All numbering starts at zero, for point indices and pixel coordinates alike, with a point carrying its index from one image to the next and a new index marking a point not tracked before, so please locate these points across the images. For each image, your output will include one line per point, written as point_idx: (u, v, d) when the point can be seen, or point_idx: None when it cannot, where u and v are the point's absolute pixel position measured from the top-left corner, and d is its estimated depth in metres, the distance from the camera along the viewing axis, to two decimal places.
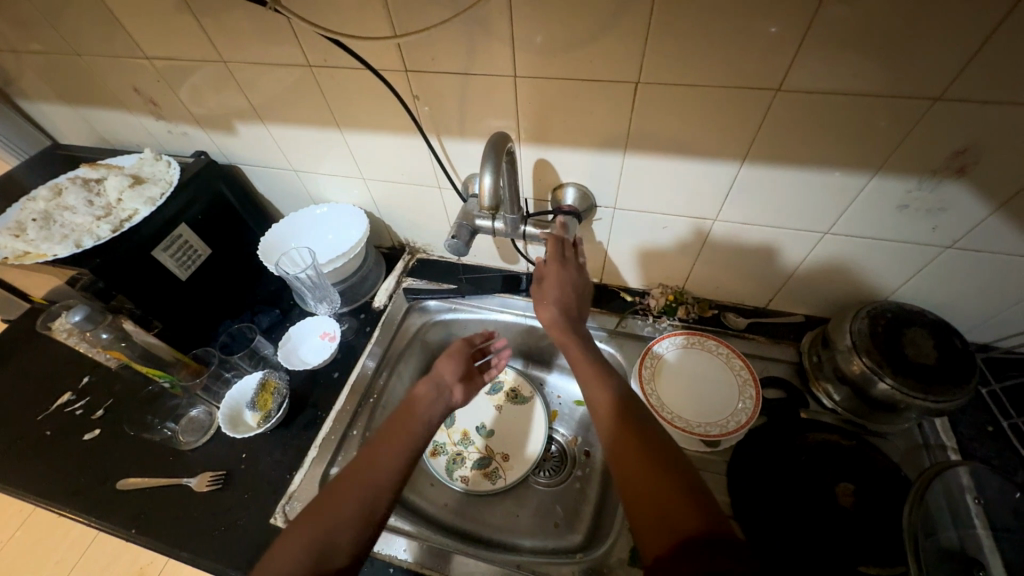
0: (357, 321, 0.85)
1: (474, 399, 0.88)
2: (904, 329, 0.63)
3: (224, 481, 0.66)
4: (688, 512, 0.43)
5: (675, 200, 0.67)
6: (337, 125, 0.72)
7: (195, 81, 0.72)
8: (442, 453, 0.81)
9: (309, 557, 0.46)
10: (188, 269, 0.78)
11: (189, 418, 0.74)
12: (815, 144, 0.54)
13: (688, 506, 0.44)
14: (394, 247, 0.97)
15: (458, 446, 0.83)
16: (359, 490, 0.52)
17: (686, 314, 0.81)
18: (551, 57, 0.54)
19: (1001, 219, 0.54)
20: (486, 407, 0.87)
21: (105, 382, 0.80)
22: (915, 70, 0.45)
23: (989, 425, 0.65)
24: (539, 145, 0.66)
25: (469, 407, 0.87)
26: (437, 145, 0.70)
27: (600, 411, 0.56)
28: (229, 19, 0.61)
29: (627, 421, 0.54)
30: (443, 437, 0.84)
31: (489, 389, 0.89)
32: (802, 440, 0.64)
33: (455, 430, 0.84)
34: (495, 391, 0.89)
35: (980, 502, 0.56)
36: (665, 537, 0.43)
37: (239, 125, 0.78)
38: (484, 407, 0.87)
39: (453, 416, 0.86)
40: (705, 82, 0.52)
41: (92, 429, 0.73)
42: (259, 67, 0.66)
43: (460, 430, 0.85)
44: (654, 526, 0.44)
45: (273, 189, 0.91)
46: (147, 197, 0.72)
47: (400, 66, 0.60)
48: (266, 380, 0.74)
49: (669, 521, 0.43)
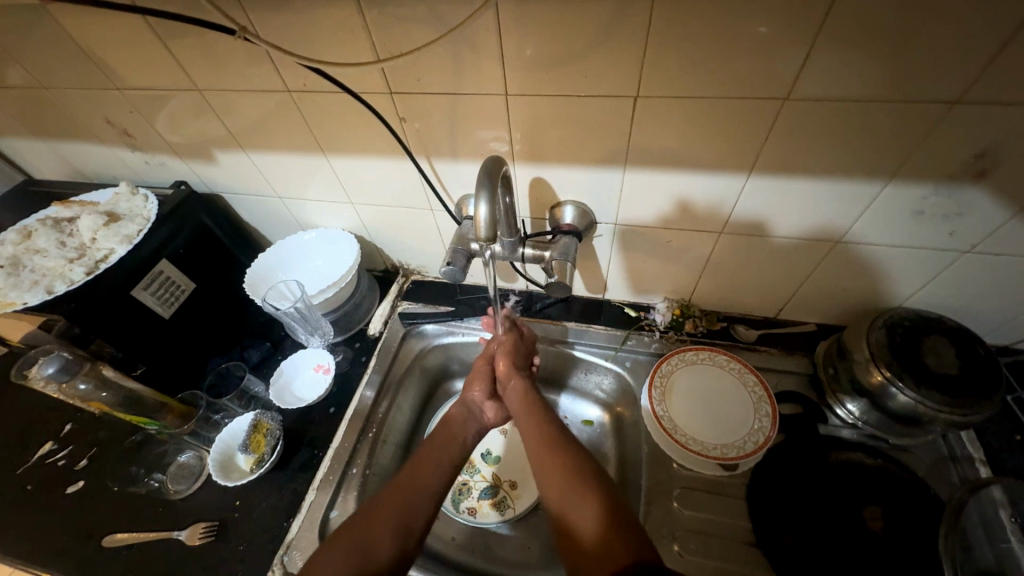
0: (352, 350, 0.82)
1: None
2: (923, 338, 0.60)
3: (217, 532, 0.62)
4: (628, 556, 0.43)
5: (678, 214, 0.64)
6: (321, 151, 0.69)
7: (170, 110, 0.69)
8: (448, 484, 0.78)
9: (353, 560, 0.47)
10: (171, 306, 0.74)
11: (178, 464, 0.70)
12: (827, 152, 0.51)
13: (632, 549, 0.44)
14: (388, 269, 0.94)
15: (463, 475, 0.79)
16: (401, 503, 0.54)
17: (694, 327, 0.78)
18: (543, 73, 0.51)
19: (1022, 221, 0.52)
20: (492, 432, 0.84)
21: (89, 429, 0.76)
22: (932, 73, 0.43)
23: (1016, 434, 0.63)
24: (534, 163, 0.63)
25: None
26: (427, 167, 0.67)
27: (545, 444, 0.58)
28: (202, 46, 0.58)
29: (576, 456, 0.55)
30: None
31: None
32: (824, 460, 0.61)
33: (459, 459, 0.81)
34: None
35: (1017, 518, 0.52)
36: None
37: (219, 153, 0.75)
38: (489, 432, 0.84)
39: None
40: (707, 92, 0.49)
41: (76, 480, 0.70)
42: (236, 94, 0.63)
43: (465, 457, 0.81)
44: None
45: (258, 216, 0.88)
46: (123, 235, 0.68)
47: (384, 89, 0.57)
48: (258, 421, 0.70)
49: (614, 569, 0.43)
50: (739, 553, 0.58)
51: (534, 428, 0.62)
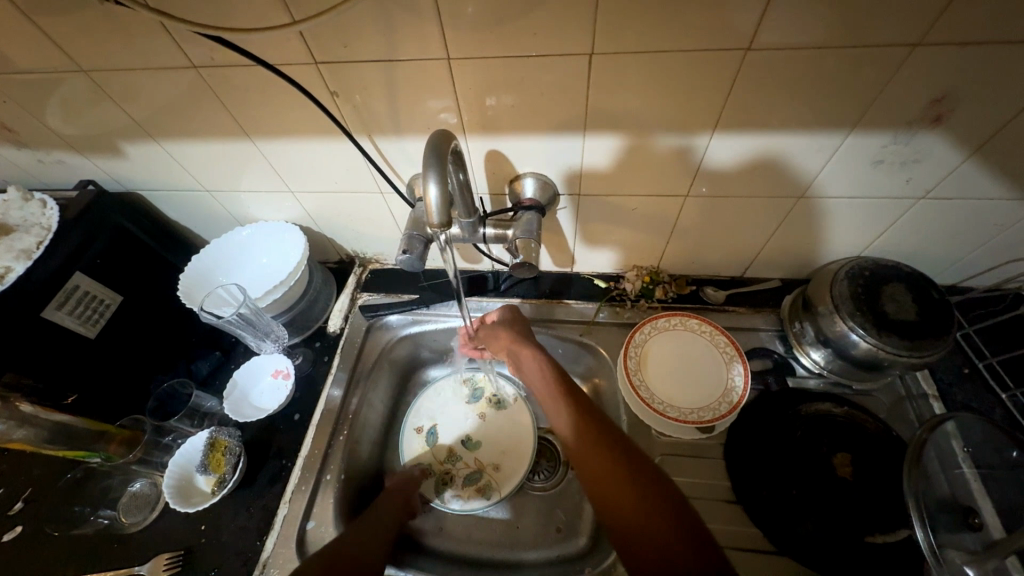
0: (312, 351, 0.77)
1: (453, 410, 0.80)
2: (880, 280, 0.62)
3: (184, 561, 0.58)
4: (630, 475, 0.51)
5: (643, 179, 0.61)
6: (247, 136, 0.61)
7: (56, 99, 0.59)
8: (430, 474, 0.74)
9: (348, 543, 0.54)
10: (97, 325, 0.66)
11: (131, 495, 0.64)
12: (788, 106, 0.50)
13: (633, 472, 0.51)
14: (343, 260, 0.87)
15: (444, 466, 0.75)
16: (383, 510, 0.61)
17: (664, 294, 0.78)
18: (487, 33, 0.46)
19: (974, 164, 0.53)
20: (467, 418, 0.79)
21: (24, 467, 0.69)
22: (893, 16, 0.41)
23: (964, 367, 0.67)
24: (487, 135, 0.58)
25: (452, 420, 0.79)
26: (370, 147, 0.61)
27: (542, 386, 0.63)
28: (78, 21, 0.49)
29: (569, 390, 0.61)
30: (428, 457, 0.76)
31: (469, 397, 0.81)
32: (795, 415, 0.63)
33: (439, 448, 0.77)
34: (476, 399, 0.81)
35: (967, 447, 0.56)
36: (630, 506, 0.49)
37: (126, 145, 0.65)
38: (466, 417, 0.79)
39: (436, 432, 0.78)
40: (665, 47, 0.46)
41: (12, 527, 0.63)
42: (131, 74, 0.54)
43: (445, 446, 0.77)
44: (613, 493, 0.50)
45: (188, 214, 0.79)
46: (19, 250, 0.60)
47: (309, 59, 0.50)
48: (215, 438, 0.65)
49: (622, 484, 0.50)
50: (720, 510, 0.60)
51: (530, 363, 0.65)
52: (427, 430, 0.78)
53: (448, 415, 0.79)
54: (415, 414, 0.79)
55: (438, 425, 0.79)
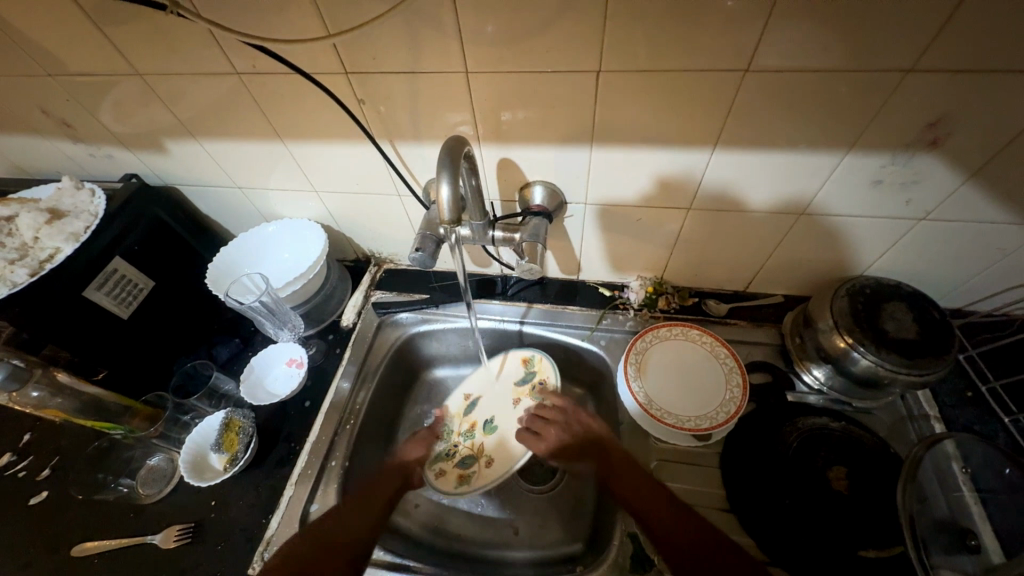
0: (326, 343, 0.80)
1: (498, 388, 0.83)
2: (884, 304, 0.62)
3: (193, 532, 0.61)
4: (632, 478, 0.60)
5: (661, 193, 0.64)
6: (279, 138, 0.66)
7: (111, 99, 0.65)
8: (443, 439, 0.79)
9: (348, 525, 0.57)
10: (130, 306, 0.72)
11: (148, 468, 0.68)
12: (788, 125, 0.52)
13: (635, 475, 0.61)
14: (359, 259, 0.92)
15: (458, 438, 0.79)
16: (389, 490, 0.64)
17: (666, 305, 0.80)
18: (504, 50, 0.50)
19: (973, 187, 0.54)
20: (507, 402, 0.81)
21: (52, 438, 0.74)
22: (885, 43, 0.43)
23: (968, 391, 0.66)
24: (499, 145, 0.61)
25: (496, 397, 0.82)
26: (391, 151, 0.65)
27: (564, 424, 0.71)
28: (141, 30, 0.54)
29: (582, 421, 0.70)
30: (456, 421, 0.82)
31: (519, 379, 0.82)
32: (791, 428, 0.64)
33: (467, 418, 0.81)
34: (524, 382, 0.81)
35: (966, 469, 0.56)
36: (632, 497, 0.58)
37: (169, 142, 0.71)
38: (504, 400, 0.82)
39: (476, 403, 0.83)
40: (667, 67, 0.49)
41: (38, 492, 0.67)
42: (181, 78, 0.59)
43: (472, 419, 0.81)
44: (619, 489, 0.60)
45: (219, 209, 0.84)
46: (69, 232, 0.65)
47: (340, 69, 0.55)
48: (229, 419, 0.69)
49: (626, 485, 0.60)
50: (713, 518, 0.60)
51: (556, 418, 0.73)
52: (471, 399, 0.83)
53: (492, 392, 0.83)
54: (469, 381, 0.85)
55: (482, 398, 0.83)
